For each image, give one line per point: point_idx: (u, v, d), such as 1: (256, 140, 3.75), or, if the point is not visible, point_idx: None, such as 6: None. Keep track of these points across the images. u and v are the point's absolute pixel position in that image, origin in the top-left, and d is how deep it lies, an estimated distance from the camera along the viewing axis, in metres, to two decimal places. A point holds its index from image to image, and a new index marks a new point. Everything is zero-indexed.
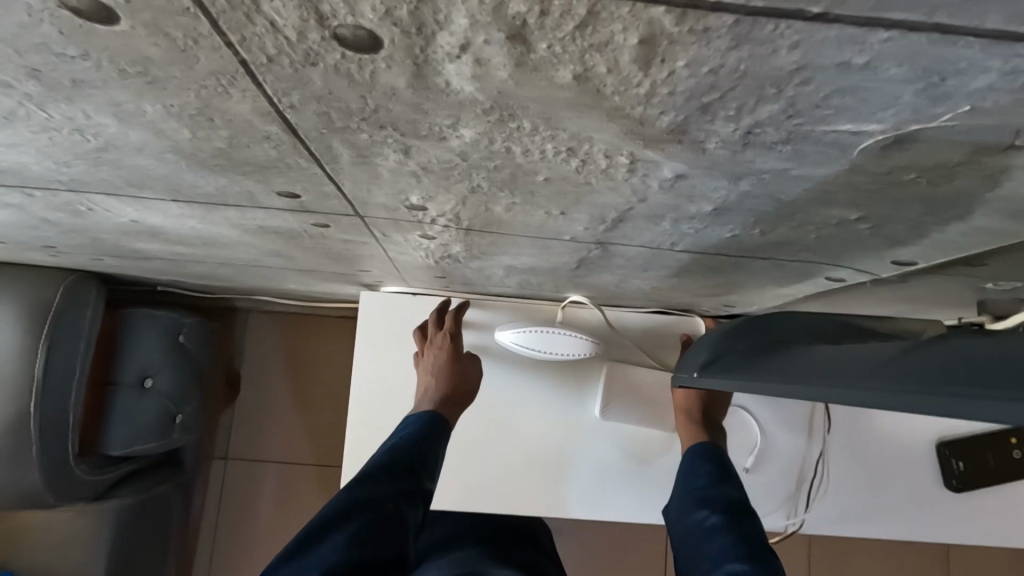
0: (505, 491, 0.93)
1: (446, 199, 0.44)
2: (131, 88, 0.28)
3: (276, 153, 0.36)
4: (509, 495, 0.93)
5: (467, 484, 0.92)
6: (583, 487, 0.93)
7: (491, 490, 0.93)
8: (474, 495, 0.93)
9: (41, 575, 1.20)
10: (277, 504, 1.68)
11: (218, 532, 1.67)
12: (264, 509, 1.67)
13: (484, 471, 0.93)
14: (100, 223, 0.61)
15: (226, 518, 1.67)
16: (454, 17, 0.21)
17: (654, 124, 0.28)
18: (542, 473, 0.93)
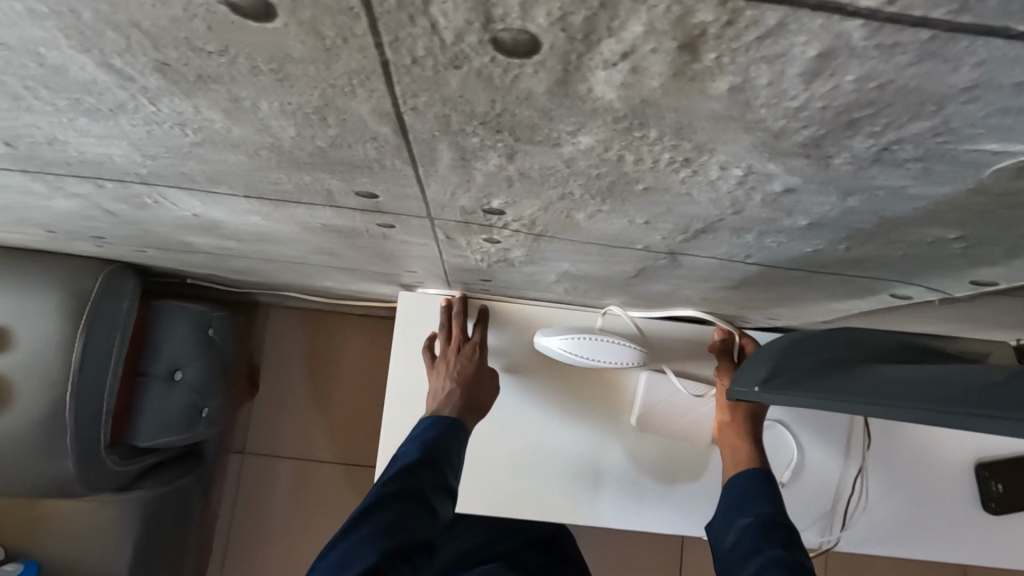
0: (539, 497, 0.92)
1: (529, 205, 0.43)
2: (257, 85, 0.28)
3: (375, 153, 0.36)
4: (543, 501, 0.92)
5: (500, 488, 0.92)
6: (617, 496, 0.92)
7: (525, 495, 0.92)
8: (507, 501, 0.92)
9: (64, 565, 1.18)
10: (294, 500, 1.67)
11: (233, 527, 1.66)
12: (281, 505, 1.67)
13: (518, 476, 0.92)
14: (160, 216, 0.61)
15: (241, 513, 1.67)
16: (630, 24, 0.20)
17: (790, 138, 0.27)
18: (575, 480, 0.92)
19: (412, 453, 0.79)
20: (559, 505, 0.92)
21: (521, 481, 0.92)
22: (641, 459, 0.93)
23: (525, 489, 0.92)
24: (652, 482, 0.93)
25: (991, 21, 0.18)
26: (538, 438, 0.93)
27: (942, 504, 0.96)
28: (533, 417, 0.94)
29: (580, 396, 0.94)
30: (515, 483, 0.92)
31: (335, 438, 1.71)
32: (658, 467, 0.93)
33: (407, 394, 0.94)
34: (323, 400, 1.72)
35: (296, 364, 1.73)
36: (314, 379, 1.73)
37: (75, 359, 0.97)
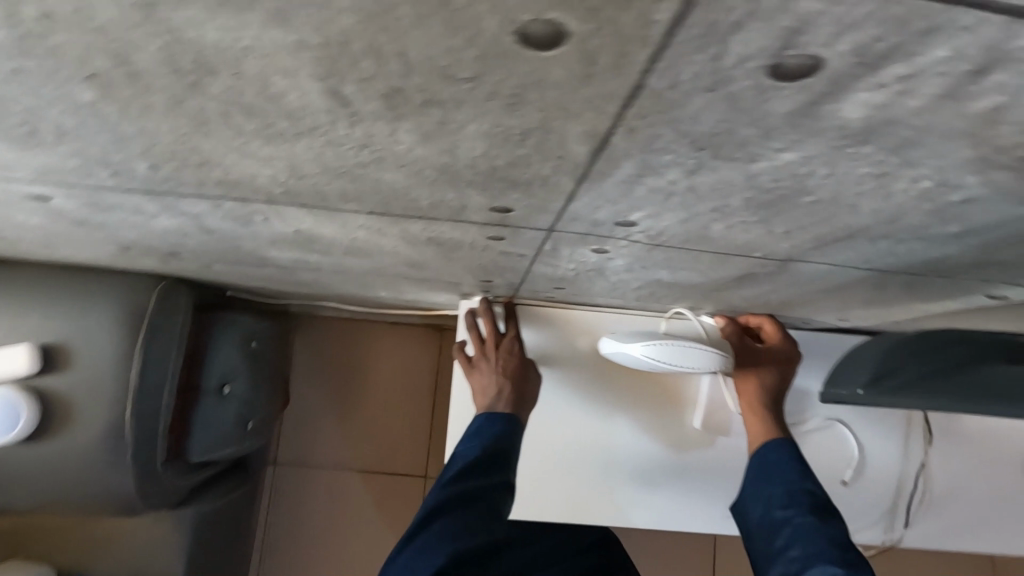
0: (608, 501, 0.93)
1: (671, 217, 0.44)
2: (483, 109, 0.28)
3: (548, 171, 0.36)
4: (611, 506, 0.93)
5: (569, 493, 0.93)
6: (682, 498, 0.93)
7: (594, 499, 0.93)
8: (577, 506, 0.93)
9: None
10: (331, 510, 1.67)
11: (270, 539, 1.65)
12: (317, 516, 1.67)
13: (586, 482, 0.94)
14: (259, 233, 0.61)
15: (278, 525, 1.66)
16: (935, 50, 0.21)
17: (1013, 152, 0.28)
18: (642, 483, 0.93)
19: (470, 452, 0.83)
20: (627, 508, 0.93)
21: (589, 486, 0.93)
22: (706, 461, 0.95)
23: (593, 494, 0.93)
24: (719, 483, 0.94)
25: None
26: (604, 443, 0.94)
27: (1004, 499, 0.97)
28: (598, 422, 0.95)
29: (644, 400, 0.95)
30: (584, 489, 0.93)
31: (370, 447, 1.70)
32: (724, 468, 0.94)
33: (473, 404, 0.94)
34: (357, 409, 1.71)
35: (329, 374, 1.72)
36: (346, 388, 1.72)
37: (135, 375, 0.96)
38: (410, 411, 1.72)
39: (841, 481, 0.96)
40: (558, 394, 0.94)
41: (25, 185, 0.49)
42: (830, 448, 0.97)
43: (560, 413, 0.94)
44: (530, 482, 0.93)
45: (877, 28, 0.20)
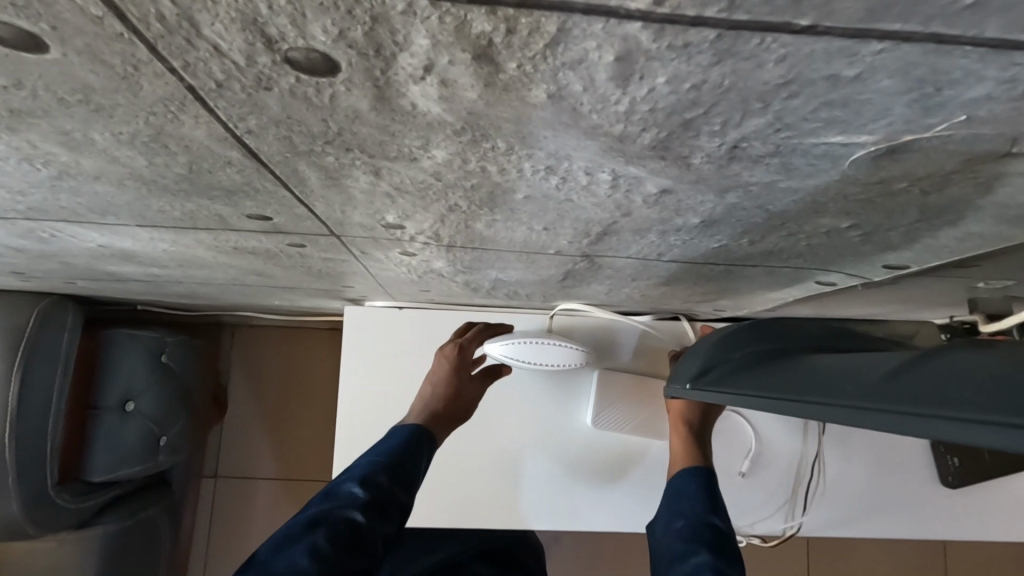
0: (502, 502, 0.91)
1: (425, 217, 0.42)
2: (77, 116, 0.26)
3: (242, 178, 0.35)
4: (505, 508, 0.91)
5: (459, 496, 0.91)
6: (576, 498, 0.92)
7: (486, 502, 0.91)
8: (470, 508, 0.91)
9: None
10: (268, 521, 1.64)
11: (209, 551, 1.63)
12: (255, 526, 1.64)
13: (479, 483, 0.91)
14: (69, 249, 0.59)
15: (218, 538, 1.64)
16: (414, 37, 0.19)
17: (635, 141, 0.26)
18: (535, 485, 0.92)
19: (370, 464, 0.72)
20: (523, 510, 0.91)
21: (482, 487, 0.91)
22: (603, 458, 0.93)
23: (486, 496, 0.91)
24: (617, 481, 0.93)
25: (771, 16, 0.17)
26: (498, 443, 0.92)
27: (901, 482, 0.97)
28: (491, 422, 0.92)
29: (537, 398, 0.93)
30: (475, 490, 0.91)
31: (308, 455, 1.68)
32: (620, 465, 0.93)
33: (362, 411, 0.92)
34: (295, 416, 1.69)
35: (265, 382, 1.70)
36: (283, 396, 1.70)
37: (12, 398, 0.93)
38: None
39: (738, 471, 0.95)
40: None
41: None
42: (726, 438, 0.96)
43: None
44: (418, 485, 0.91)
45: (327, 17, 0.18)
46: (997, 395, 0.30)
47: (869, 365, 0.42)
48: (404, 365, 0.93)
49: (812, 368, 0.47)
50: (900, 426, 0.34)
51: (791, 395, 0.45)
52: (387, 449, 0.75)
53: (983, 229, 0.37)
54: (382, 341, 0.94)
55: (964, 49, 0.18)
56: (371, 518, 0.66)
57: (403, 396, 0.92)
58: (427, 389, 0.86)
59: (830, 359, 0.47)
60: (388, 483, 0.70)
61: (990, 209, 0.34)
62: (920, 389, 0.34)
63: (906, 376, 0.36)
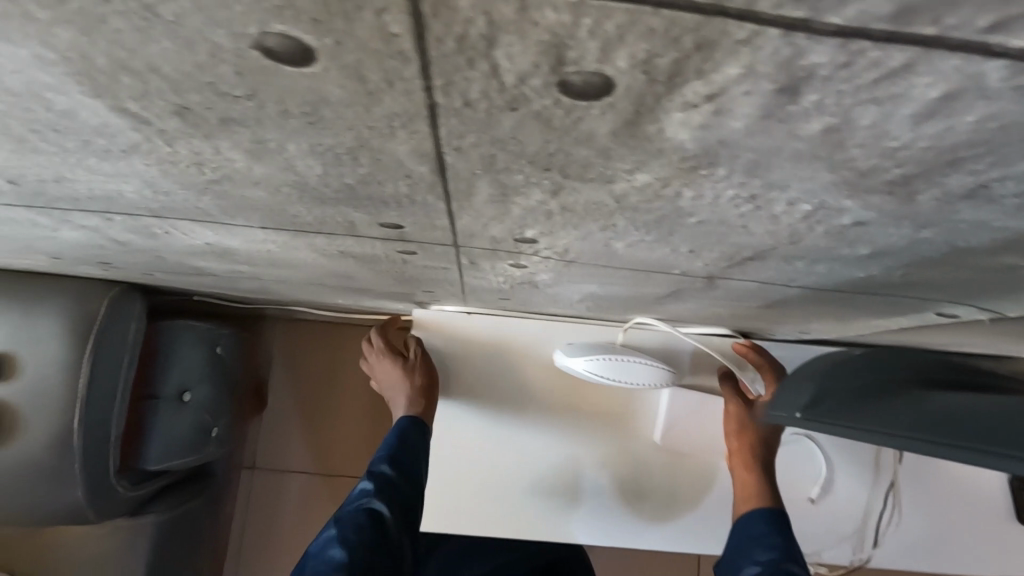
0: (563, 518, 0.89)
1: (567, 234, 0.41)
2: (288, 126, 0.26)
3: (408, 190, 0.34)
4: (563, 523, 0.90)
5: (520, 509, 0.90)
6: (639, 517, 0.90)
7: (546, 516, 0.90)
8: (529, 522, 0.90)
9: None
10: (304, 517, 1.65)
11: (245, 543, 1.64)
12: (291, 521, 1.65)
13: (539, 496, 0.90)
14: (172, 245, 0.58)
15: (251, 530, 1.64)
16: (725, 66, 0.18)
17: (877, 176, 0.24)
18: (595, 500, 0.90)
19: None
20: (583, 526, 0.90)
21: (543, 499, 0.90)
22: (667, 477, 0.91)
23: (547, 509, 0.90)
24: (681, 502, 0.91)
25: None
26: (559, 456, 0.91)
27: (974, 518, 0.94)
28: (551, 434, 0.91)
29: (602, 412, 0.92)
30: (537, 504, 0.90)
31: (344, 452, 1.68)
32: (683, 486, 0.91)
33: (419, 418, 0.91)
34: (333, 411, 1.70)
35: (304, 378, 1.71)
36: (321, 392, 1.71)
37: (83, 384, 0.94)
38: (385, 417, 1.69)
39: (806, 497, 0.93)
40: (511, 400, 0.91)
41: None
42: (794, 463, 0.93)
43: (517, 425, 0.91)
44: (480, 493, 0.90)
45: (648, 42, 0.17)
46: None
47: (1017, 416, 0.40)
48: (463, 374, 0.91)
49: (946, 408, 0.46)
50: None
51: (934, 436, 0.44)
52: None
53: None
54: (445, 347, 0.92)
55: None
56: None
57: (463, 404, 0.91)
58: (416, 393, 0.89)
59: (965, 403, 0.45)
60: None
61: None
62: None
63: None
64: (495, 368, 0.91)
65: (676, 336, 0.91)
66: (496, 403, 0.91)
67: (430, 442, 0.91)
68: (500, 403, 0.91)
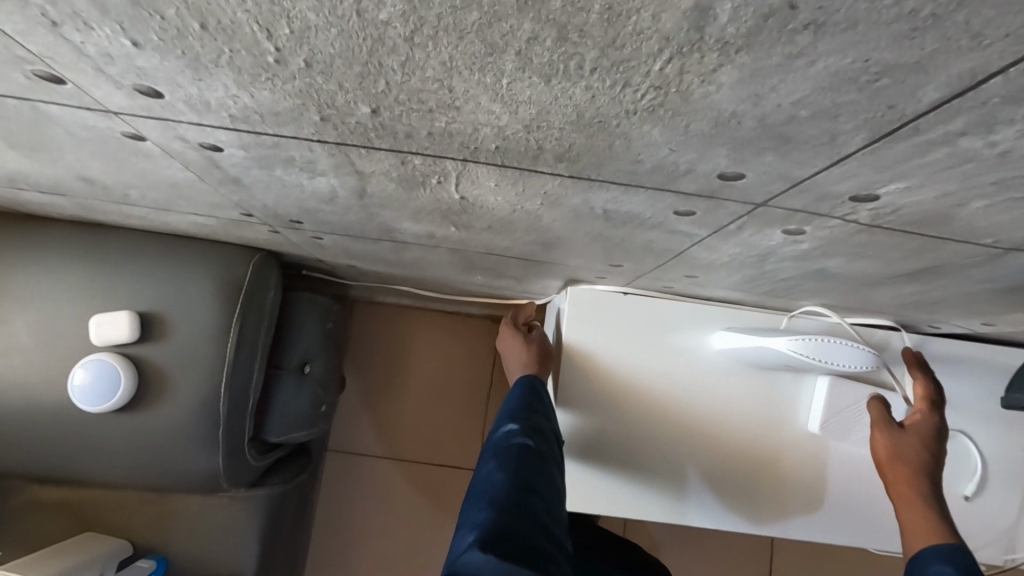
0: (705, 504, 0.90)
1: (929, 191, 0.40)
2: (868, 37, 0.25)
3: (849, 128, 0.33)
4: (715, 509, 0.90)
5: (674, 494, 0.90)
6: (792, 504, 0.90)
7: (697, 502, 0.90)
8: (681, 507, 0.90)
9: (200, 568, 1.12)
10: (380, 502, 1.65)
11: (323, 526, 1.63)
12: (368, 505, 1.65)
13: (691, 483, 0.90)
14: (419, 198, 0.58)
15: (331, 513, 1.64)
16: None
17: None
18: (748, 486, 0.90)
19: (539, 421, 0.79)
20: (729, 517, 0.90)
21: (689, 486, 0.90)
22: (820, 471, 0.91)
23: (690, 497, 0.90)
24: (830, 496, 0.91)
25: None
26: (705, 443, 0.90)
27: None
28: (697, 422, 0.90)
29: (755, 400, 0.91)
30: (679, 490, 0.90)
31: (421, 438, 1.68)
32: (837, 477, 0.91)
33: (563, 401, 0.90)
34: (413, 396, 1.70)
35: (384, 361, 1.70)
36: (398, 376, 1.70)
37: (230, 348, 0.94)
38: (466, 403, 1.70)
39: (963, 496, 0.90)
40: (659, 385, 0.90)
41: (204, 129, 0.46)
42: (953, 461, 0.91)
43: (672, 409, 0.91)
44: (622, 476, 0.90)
45: None
46: None
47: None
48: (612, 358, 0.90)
49: None
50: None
51: None
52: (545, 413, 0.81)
53: None
54: (602, 328, 0.91)
55: None
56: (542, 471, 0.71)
57: (608, 386, 0.90)
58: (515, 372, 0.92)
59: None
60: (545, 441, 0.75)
61: None
62: None
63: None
64: (647, 351, 0.91)
65: (838, 326, 0.89)
66: (644, 387, 0.90)
67: (585, 425, 0.90)
68: (650, 389, 0.90)
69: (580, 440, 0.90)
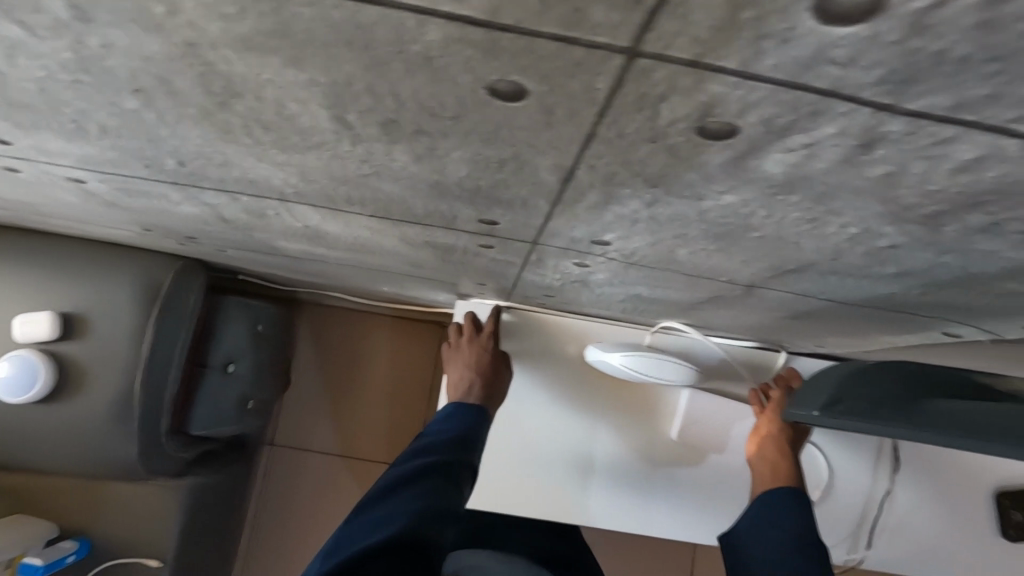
0: (581, 498, 0.95)
1: (640, 240, 0.48)
2: (465, 140, 0.33)
3: (529, 193, 0.41)
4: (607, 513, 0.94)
5: (567, 499, 0.95)
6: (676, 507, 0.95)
7: (589, 509, 0.95)
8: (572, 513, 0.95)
9: (124, 550, 1.18)
10: (321, 496, 1.73)
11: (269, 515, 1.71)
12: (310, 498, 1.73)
13: (586, 488, 0.95)
14: (273, 226, 0.66)
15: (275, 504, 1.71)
16: (824, 127, 0.25)
17: (915, 211, 0.32)
18: (631, 491, 0.95)
19: (450, 431, 0.84)
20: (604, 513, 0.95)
21: (585, 491, 0.95)
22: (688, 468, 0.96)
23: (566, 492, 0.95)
24: (714, 499, 0.96)
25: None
26: (579, 446, 0.96)
27: (959, 532, 1.01)
28: (566, 421, 0.97)
29: (629, 410, 0.97)
30: (556, 485, 0.95)
31: (361, 436, 1.76)
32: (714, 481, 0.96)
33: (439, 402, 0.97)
34: (361, 397, 1.78)
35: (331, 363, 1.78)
36: (343, 378, 1.78)
37: (146, 349, 1.02)
38: (410, 405, 1.77)
39: None
40: (544, 390, 0.97)
41: (63, 168, 0.54)
42: None
43: (563, 421, 0.97)
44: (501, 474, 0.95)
45: (774, 108, 0.25)
46: None
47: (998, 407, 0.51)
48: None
49: (944, 412, 0.54)
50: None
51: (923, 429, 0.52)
52: (455, 425, 0.85)
53: None
54: None
55: None
56: (447, 479, 0.76)
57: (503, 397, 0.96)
58: (467, 376, 0.92)
59: (953, 403, 0.55)
60: (453, 451, 0.81)
61: None
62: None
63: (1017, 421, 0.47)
64: (539, 364, 0.98)
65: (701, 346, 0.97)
66: (526, 393, 0.97)
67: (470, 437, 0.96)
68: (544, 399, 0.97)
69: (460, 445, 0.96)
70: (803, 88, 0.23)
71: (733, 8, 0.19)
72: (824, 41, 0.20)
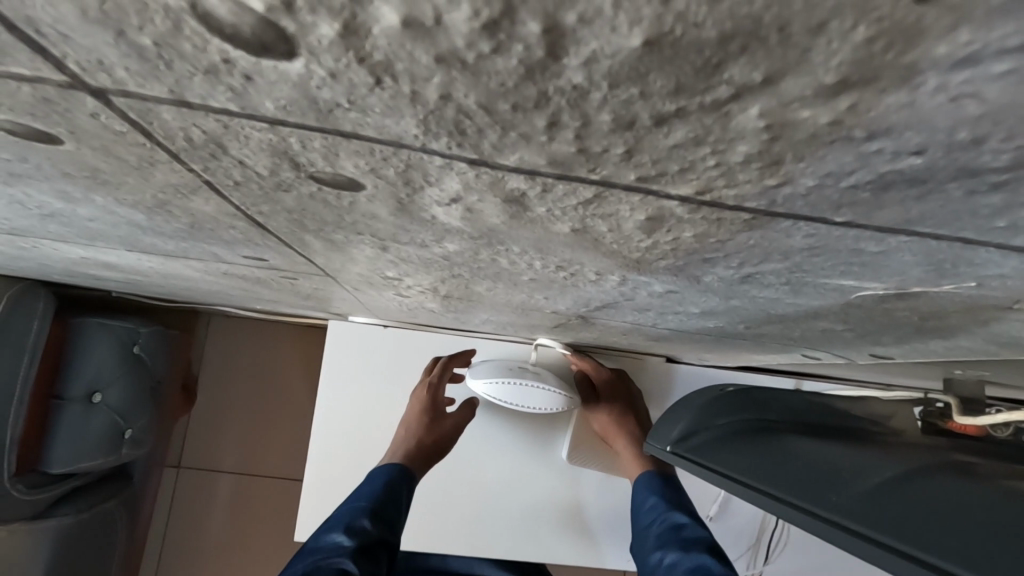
0: (522, 529, 0.79)
1: (424, 276, 0.41)
2: (79, 184, 0.25)
3: (243, 236, 0.33)
4: (544, 543, 0.79)
5: (507, 531, 0.79)
6: (577, 533, 0.80)
7: (523, 539, 0.79)
8: (514, 544, 0.79)
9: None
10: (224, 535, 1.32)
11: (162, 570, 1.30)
12: (212, 538, 1.32)
13: (516, 516, 0.79)
14: (46, 254, 0.56)
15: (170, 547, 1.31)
16: (446, 180, 0.19)
17: (651, 263, 0.26)
18: (541, 519, 0.79)
19: (360, 500, 0.66)
20: (549, 546, 0.79)
21: (520, 521, 0.79)
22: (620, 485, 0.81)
23: (509, 520, 0.79)
24: (612, 518, 0.81)
25: (820, 210, 0.17)
26: (513, 467, 0.80)
27: None
28: (504, 444, 0.80)
29: (524, 432, 0.80)
30: (496, 518, 0.79)
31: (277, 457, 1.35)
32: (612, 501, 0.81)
33: (341, 435, 0.80)
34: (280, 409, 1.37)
35: (247, 366, 1.38)
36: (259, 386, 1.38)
37: None
38: None
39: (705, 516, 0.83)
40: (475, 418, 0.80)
41: None
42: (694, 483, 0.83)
43: (488, 443, 0.80)
44: (442, 484, 0.79)
45: (360, 159, 0.18)
46: (967, 544, 0.27)
47: (850, 468, 0.38)
48: (369, 390, 0.80)
49: (777, 453, 0.44)
50: (888, 566, 0.27)
51: (745, 476, 0.40)
52: (371, 488, 0.68)
53: (975, 344, 0.36)
54: (373, 356, 0.81)
55: (989, 249, 0.19)
56: (362, 565, 0.58)
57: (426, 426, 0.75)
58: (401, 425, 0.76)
59: (815, 454, 0.42)
60: (374, 528, 0.63)
61: (985, 334, 0.33)
62: (885, 512, 0.32)
63: (852, 487, 0.35)
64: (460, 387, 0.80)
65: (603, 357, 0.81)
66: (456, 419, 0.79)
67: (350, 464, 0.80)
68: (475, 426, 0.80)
69: (340, 468, 0.79)
70: (358, 137, 0.16)
71: (112, 33, 0.12)
72: (292, 82, 0.13)
